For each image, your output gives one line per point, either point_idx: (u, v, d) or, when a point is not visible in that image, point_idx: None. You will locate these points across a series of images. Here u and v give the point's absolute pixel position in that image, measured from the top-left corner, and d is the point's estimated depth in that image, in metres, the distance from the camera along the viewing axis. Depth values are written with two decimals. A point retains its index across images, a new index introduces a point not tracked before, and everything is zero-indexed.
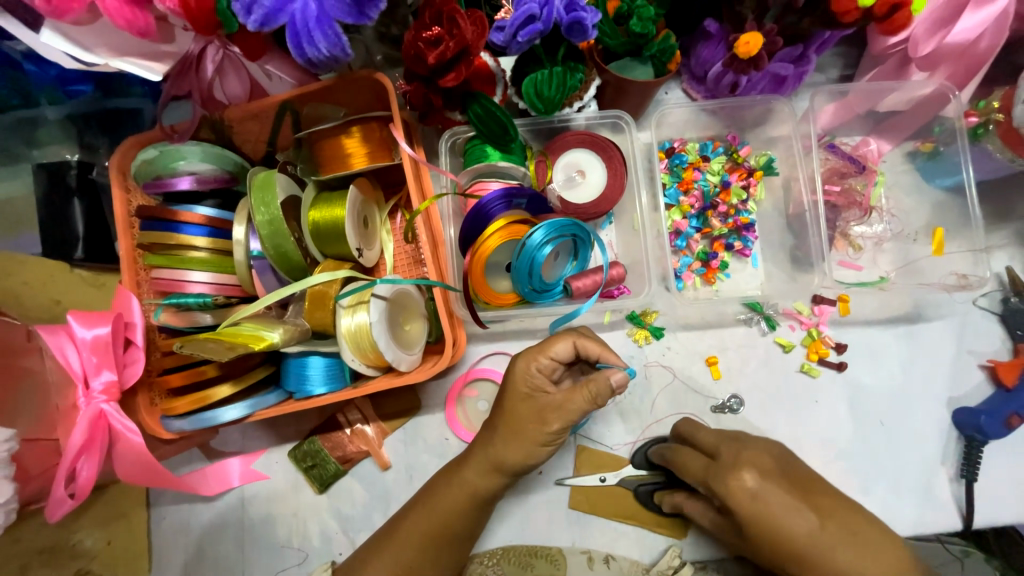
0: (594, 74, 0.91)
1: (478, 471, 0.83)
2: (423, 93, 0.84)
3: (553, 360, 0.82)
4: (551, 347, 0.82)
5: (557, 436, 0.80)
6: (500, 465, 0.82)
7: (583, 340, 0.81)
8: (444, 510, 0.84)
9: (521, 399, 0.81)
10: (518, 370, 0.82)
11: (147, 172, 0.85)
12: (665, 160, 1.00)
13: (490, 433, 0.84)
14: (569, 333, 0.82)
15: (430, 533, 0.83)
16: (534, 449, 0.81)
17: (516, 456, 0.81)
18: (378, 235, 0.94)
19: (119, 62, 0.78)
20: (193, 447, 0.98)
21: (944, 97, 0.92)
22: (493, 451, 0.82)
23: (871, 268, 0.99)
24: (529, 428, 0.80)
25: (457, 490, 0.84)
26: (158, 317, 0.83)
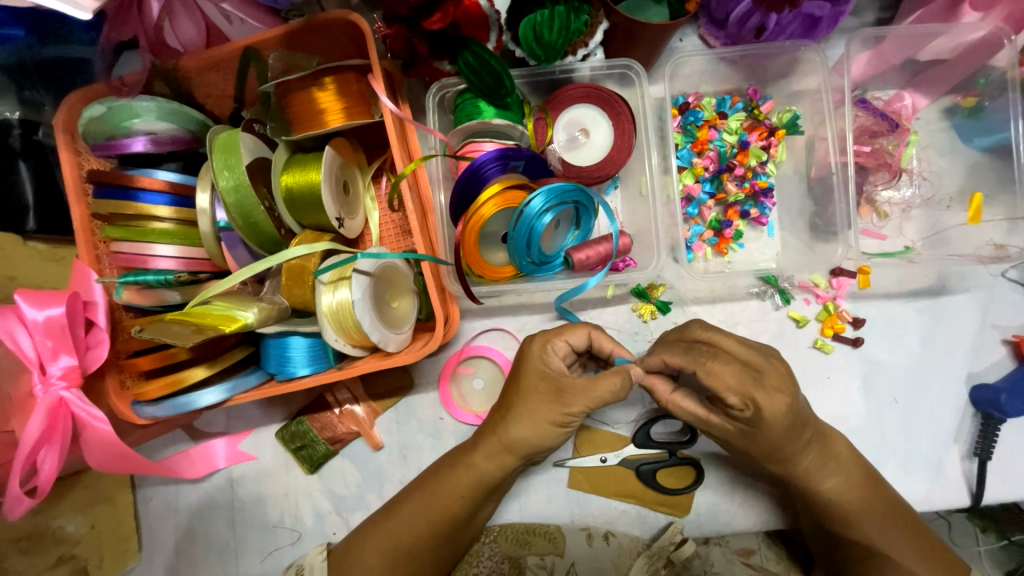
0: (602, 16, 0.80)
1: (487, 455, 0.80)
2: (405, 38, 0.74)
3: (566, 346, 0.78)
4: (567, 333, 0.78)
5: (571, 419, 0.76)
6: (513, 447, 0.78)
7: (599, 333, 0.78)
8: (450, 494, 0.81)
9: (539, 377, 0.77)
10: (534, 351, 0.78)
11: (97, 131, 0.75)
12: (679, 117, 0.90)
13: (505, 409, 0.79)
14: (586, 325, 0.78)
15: (432, 517, 0.80)
16: (546, 430, 0.77)
17: (527, 435, 0.77)
18: (361, 203, 0.85)
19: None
20: (176, 429, 0.93)
21: (997, 42, 0.81)
22: (505, 431, 0.78)
23: (895, 237, 0.92)
24: (544, 408, 0.76)
25: (464, 473, 0.81)
26: (120, 295, 0.74)
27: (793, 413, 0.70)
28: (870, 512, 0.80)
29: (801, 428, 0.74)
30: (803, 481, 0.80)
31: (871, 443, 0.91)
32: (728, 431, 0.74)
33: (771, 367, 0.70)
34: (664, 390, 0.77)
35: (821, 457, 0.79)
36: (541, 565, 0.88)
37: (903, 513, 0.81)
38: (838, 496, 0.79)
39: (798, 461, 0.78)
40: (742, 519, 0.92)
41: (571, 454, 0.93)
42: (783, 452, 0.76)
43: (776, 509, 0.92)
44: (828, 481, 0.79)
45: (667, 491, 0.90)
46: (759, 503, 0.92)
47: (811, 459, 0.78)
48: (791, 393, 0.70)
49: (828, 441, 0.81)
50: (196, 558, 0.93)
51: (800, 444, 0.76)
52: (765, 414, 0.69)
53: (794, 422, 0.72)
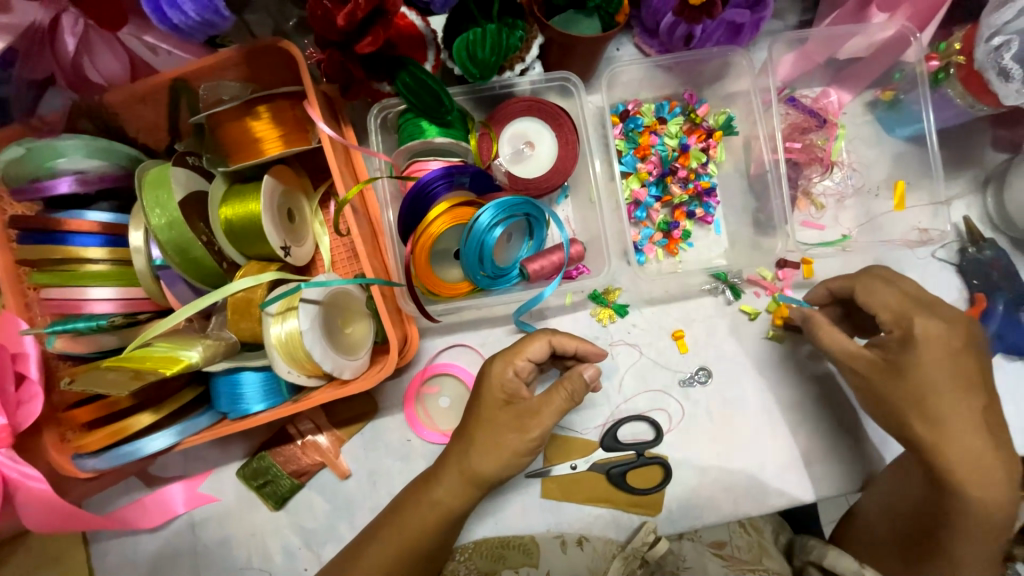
0: (536, 31, 0.82)
1: (450, 488, 0.79)
2: (339, 62, 0.73)
3: (528, 362, 0.79)
4: (527, 349, 0.79)
5: (535, 445, 0.77)
6: (476, 478, 0.78)
7: (559, 338, 0.80)
8: (416, 530, 0.79)
9: (500, 407, 0.77)
10: (495, 374, 0.78)
11: (20, 172, 0.71)
12: (620, 124, 0.93)
13: (467, 442, 0.78)
14: (545, 333, 0.79)
15: (401, 553, 0.78)
16: (511, 460, 0.77)
17: (493, 467, 0.76)
18: (309, 229, 0.84)
19: None
20: (130, 477, 0.89)
21: (906, 39, 0.86)
22: (469, 463, 0.77)
23: (833, 226, 0.97)
24: (508, 438, 0.76)
25: (428, 508, 0.79)
26: (52, 344, 0.71)
27: (951, 341, 0.75)
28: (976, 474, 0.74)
29: None
30: None
31: (826, 424, 0.95)
32: None
33: None
34: (826, 320, 0.82)
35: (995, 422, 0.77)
36: None
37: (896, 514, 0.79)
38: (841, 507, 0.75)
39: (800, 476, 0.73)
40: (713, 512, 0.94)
41: (542, 464, 0.93)
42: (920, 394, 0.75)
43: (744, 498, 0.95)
44: None
45: (636, 491, 0.91)
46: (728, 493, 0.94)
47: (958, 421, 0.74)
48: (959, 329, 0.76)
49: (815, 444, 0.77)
50: None
51: None
52: None
53: None
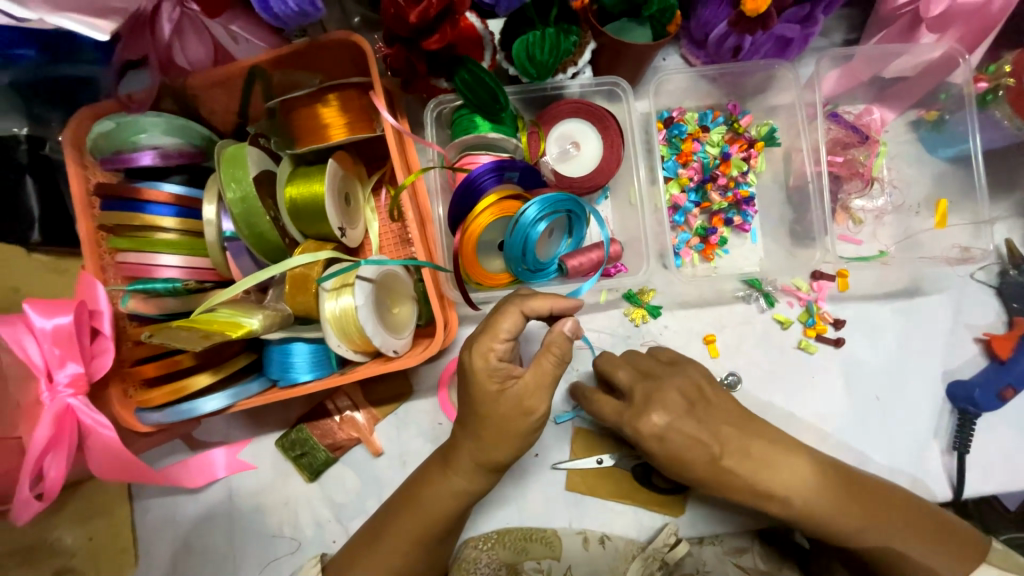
0: (589, 37, 0.85)
1: (465, 474, 0.77)
2: (405, 57, 0.77)
3: (507, 341, 0.71)
4: (501, 330, 0.71)
5: (540, 423, 0.74)
6: (491, 463, 0.76)
7: (529, 304, 0.71)
8: (430, 513, 0.78)
9: (496, 397, 0.72)
10: (480, 365, 0.72)
11: (105, 145, 0.78)
12: (664, 130, 0.95)
13: (473, 431, 0.76)
14: (513, 304, 0.71)
15: (417, 536, 0.78)
16: (519, 442, 0.75)
17: (508, 452, 0.75)
18: (361, 214, 0.88)
19: (55, 18, 0.67)
20: (176, 439, 0.94)
21: (953, 61, 0.87)
22: (480, 455, 0.75)
23: (870, 242, 0.98)
24: (511, 424, 0.73)
25: (444, 491, 0.79)
26: (125, 304, 0.76)
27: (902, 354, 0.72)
28: (845, 511, 0.76)
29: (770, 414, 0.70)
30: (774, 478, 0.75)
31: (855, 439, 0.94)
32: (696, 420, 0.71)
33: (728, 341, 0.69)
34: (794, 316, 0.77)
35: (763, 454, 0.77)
36: (538, 569, 0.89)
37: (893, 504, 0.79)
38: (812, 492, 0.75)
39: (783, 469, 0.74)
40: (736, 517, 0.94)
41: (567, 456, 0.95)
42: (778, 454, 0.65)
43: None
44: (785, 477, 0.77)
45: (660, 489, 0.92)
46: None
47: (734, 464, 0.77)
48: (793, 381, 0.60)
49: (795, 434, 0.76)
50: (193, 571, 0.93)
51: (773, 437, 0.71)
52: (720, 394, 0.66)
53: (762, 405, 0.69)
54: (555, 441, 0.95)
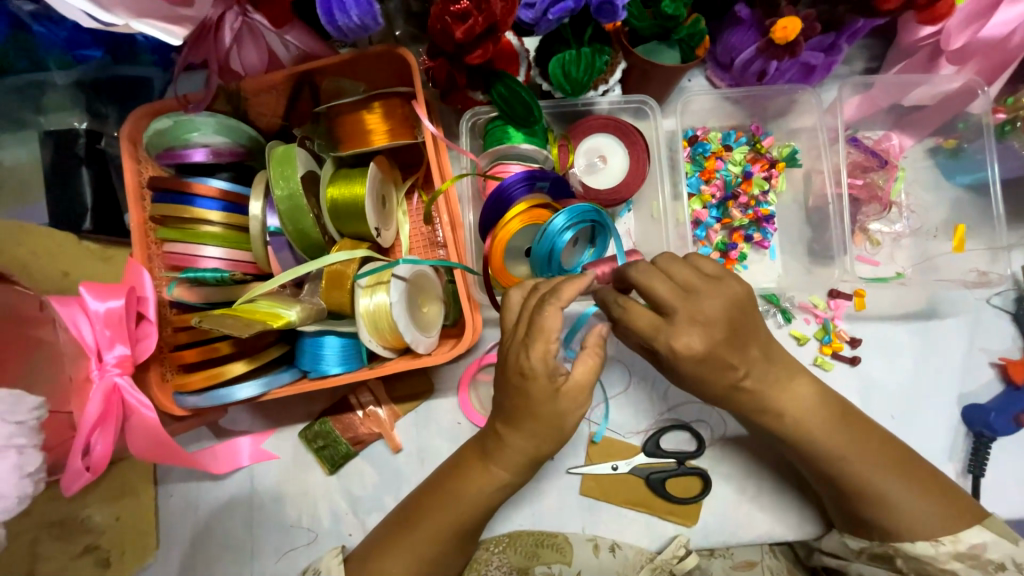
0: (620, 57, 0.90)
1: (507, 466, 0.78)
2: (447, 70, 0.82)
3: (556, 338, 0.70)
4: (551, 329, 0.69)
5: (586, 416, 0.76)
6: (534, 457, 0.78)
7: (562, 294, 0.69)
8: (471, 503, 0.80)
9: (549, 395, 0.72)
10: (537, 367, 0.70)
11: (159, 142, 0.83)
12: (688, 148, 0.99)
13: (517, 428, 0.75)
14: (552, 301, 0.69)
15: (457, 529, 0.79)
16: (565, 434, 0.76)
17: (553, 446, 0.77)
18: (394, 216, 0.92)
19: (137, 24, 0.72)
20: (202, 426, 0.97)
21: (972, 92, 0.90)
22: (526, 448, 0.77)
23: (887, 263, 1.00)
24: (562, 420, 0.74)
25: (483, 482, 0.79)
26: (171, 291, 0.81)
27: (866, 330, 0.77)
28: (840, 437, 0.78)
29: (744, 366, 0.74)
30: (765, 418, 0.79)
31: None
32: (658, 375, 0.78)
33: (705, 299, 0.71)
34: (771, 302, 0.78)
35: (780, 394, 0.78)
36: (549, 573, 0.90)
37: (899, 454, 0.80)
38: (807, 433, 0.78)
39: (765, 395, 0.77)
40: (749, 531, 0.95)
41: (583, 461, 0.96)
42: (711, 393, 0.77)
43: (780, 521, 0.95)
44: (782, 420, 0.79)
45: (675, 499, 0.93)
46: (764, 513, 0.95)
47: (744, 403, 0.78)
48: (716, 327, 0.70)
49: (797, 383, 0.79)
50: (212, 557, 0.95)
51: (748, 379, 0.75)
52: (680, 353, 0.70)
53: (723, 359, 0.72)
54: (571, 446, 0.97)
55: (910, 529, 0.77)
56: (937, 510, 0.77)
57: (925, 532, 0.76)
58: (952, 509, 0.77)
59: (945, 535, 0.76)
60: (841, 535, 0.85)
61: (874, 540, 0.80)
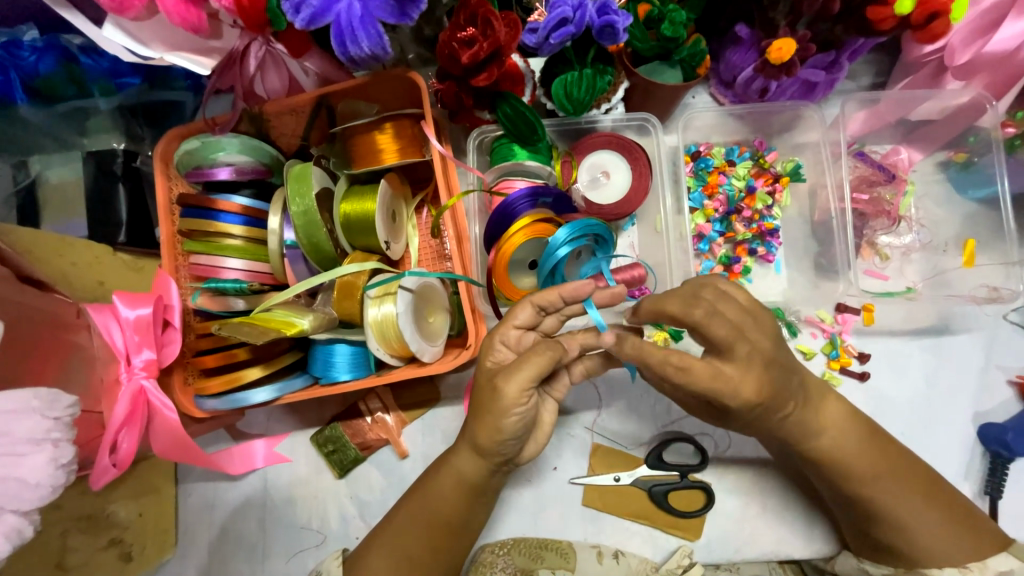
0: (623, 77, 0.92)
1: (465, 457, 0.81)
2: (455, 92, 0.86)
3: (518, 328, 0.78)
4: (512, 315, 0.78)
5: (523, 411, 0.74)
6: (478, 448, 0.78)
7: (539, 296, 0.77)
8: (436, 498, 0.82)
9: (488, 376, 0.76)
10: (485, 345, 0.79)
11: (188, 162, 0.89)
12: (691, 163, 1.00)
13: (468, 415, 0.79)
14: (526, 297, 0.78)
15: (427, 521, 0.82)
16: (500, 426, 0.74)
17: (487, 437, 0.75)
18: (404, 230, 0.96)
19: (171, 56, 0.80)
20: (221, 428, 1.02)
21: (980, 107, 0.90)
22: (469, 433, 0.78)
23: (897, 278, 0.98)
24: (487, 404, 0.74)
25: (446, 477, 0.82)
26: (195, 300, 0.87)
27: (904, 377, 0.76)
28: (862, 459, 0.76)
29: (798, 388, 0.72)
30: (797, 440, 0.76)
31: None
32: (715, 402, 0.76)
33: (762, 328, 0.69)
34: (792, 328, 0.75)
35: (821, 413, 0.76)
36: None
37: (924, 477, 0.77)
38: (837, 457, 0.76)
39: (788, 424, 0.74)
40: (754, 547, 0.94)
41: (585, 472, 0.97)
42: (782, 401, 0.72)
43: (786, 538, 0.94)
44: (821, 441, 0.76)
45: (678, 513, 0.93)
46: (770, 530, 0.94)
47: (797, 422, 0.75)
48: (775, 337, 0.69)
49: (823, 400, 0.77)
50: (227, 556, 0.99)
51: (788, 410, 0.72)
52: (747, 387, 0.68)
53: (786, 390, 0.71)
54: (573, 456, 0.98)
55: (933, 554, 0.74)
56: (961, 535, 0.74)
57: (949, 556, 0.73)
58: (973, 535, 0.74)
59: (971, 561, 0.73)
60: (858, 561, 0.82)
61: (897, 567, 0.76)
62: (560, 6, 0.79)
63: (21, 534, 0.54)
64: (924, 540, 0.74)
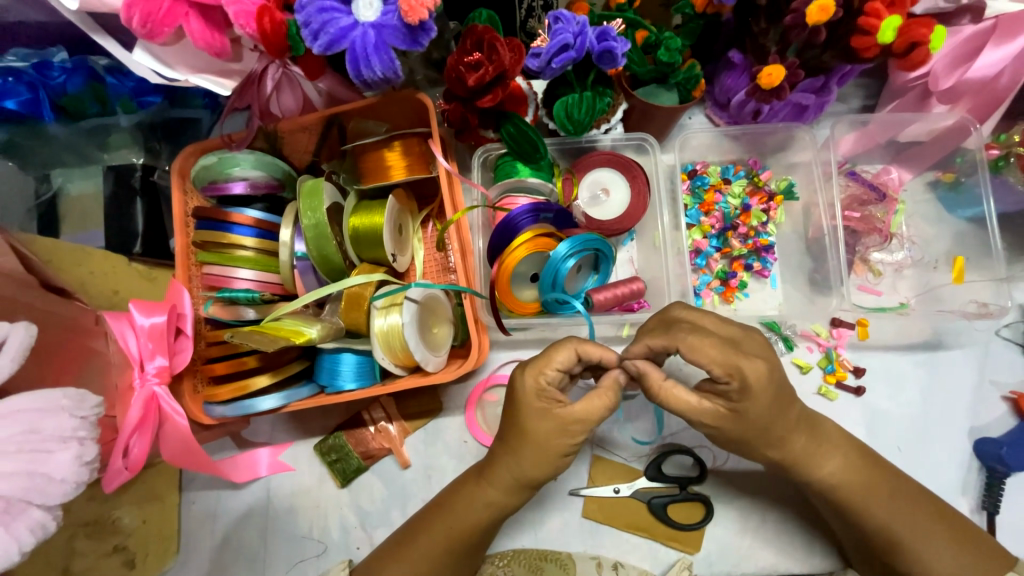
0: (622, 98, 0.96)
1: (503, 489, 0.78)
2: (461, 112, 0.90)
3: (559, 372, 0.73)
4: (553, 357, 0.72)
5: (577, 445, 0.75)
6: (526, 481, 0.77)
7: (585, 345, 0.73)
8: (466, 522, 0.79)
9: (541, 416, 0.72)
10: (526, 387, 0.72)
11: (204, 176, 0.93)
12: (688, 181, 1.04)
13: (510, 450, 0.76)
14: (570, 342, 0.73)
15: (451, 544, 0.79)
16: (557, 460, 0.75)
17: (542, 471, 0.76)
18: (410, 243, 0.99)
19: (195, 78, 0.84)
20: (225, 436, 1.03)
21: (965, 129, 0.93)
22: (517, 469, 0.76)
23: (891, 293, 1.01)
24: (553, 444, 0.73)
25: (479, 502, 0.80)
26: (208, 309, 0.90)
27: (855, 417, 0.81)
28: (875, 494, 0.76)
29: (787, 398, 0.72)
30: (799, 468, 0.77)
31: None
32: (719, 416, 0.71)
33: (748, 338, 0.71)
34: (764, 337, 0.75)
35: (821, 441, 0.77)
36: None
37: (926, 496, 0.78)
38: (839, 481, 0.76)
39: (792, 444, 0.75)
40: (754, 562, 0.94)
41: (585, 483, 0.98)
42: (778, 431, 0.73)
43: (787, 553, 0.94)
44: (826, 467, 0.76)
45: (677, 526, 0.93)
46: (770, 543, 0.94)
47: (802, 442, 0.75)
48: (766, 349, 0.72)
49: (817, 421, 0.78)
50: (227, 565, 0.99)
51: (788, 423, 0.73)
52: (751, 385, 0.67)
53: (780, 392, 0.71)
54: (573, 467, 0.99)
55: None
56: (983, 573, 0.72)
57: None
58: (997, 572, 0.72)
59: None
60: None
61: None
62: (561, 34, 0.83)
63: (44, 529, 0.54)
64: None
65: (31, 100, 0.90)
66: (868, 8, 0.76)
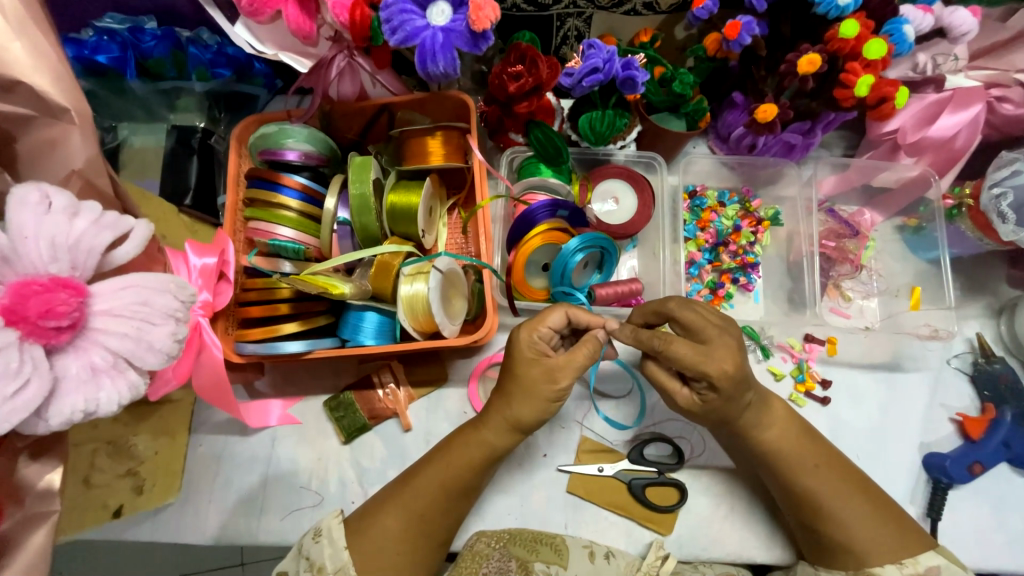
0: (637, 122, 1.10)
1: (497, 430, 0.90)
2: (499, 115, 1.06)
3: (550, 329, 0.91)
4: (547, 318, 0.90)
5: (560, 393, 0.88)
6: (517, 425, 0.89)
7: (575, 310, 0.91)
8: (460, 463, 0.90)
9: (531, 362, 0.88)
10: (521, 338, 0.89)
11: (261, 143, 1.02)
12: (689, 200, 1.19)
13: (507, 396, 0.89)
14: (561, 306, 0.91)
15: (444, 484, 0.89)
16: (546, 407, 0.88)
17: (531, 414, 0.88)
18: (436, 225, 1.10)
19: (281, 55, 0.98)
20: (239, 385, 1.09)
21: (927, 180, 1.09)
22: (509, 412, 0.88)
23: (857, 317, 1.15)
24: (540, 387, 0.87)
25: (476, 445, 0.90)
26: (251, 258, 1.00)
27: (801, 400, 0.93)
28: (803, 464, 0.87)
29: (747, 388, 0.84)
30: (743, 432, 0.89)
31: None
32: (690, 402, 0.88)
33: (722, 342, 0.82)
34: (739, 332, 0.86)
35: (762, 411, 0.89)
36: (547, 572, 0.91)
37: (855, 476, 0.89)
38: (776, 447, 0.88)
39: (739, 416, 0.87)
40: (720, 546, 1.01)
41: (572, 460, 1.06)
42: (736, 410, 0.86)
43: (751, 542, 1.01)
44: (765, 434, 0.88)
45: (653, 506, 1.01)
46: (736, 532, 1.02)
47: (752, 413, 0.88)
48: (737, 351, 0.83)
49: (767, 396, 0.91)
50: (223, 505, 1.04)
51: (740, 408, 0.85)
52: (715, 382, 0.81)
53: (743, 382, 0.83)
54: (563, 444, 1.07)
55: (869, 552, 0.83)
56: (893, 532, 0.84)
57: (887, 554, 0.83)
58: (909, 551, 0.83)
59: (905, 557, 0.82)
60: (815, 568, 0.89)
61: (848, 570, 0.84)
62: (592, 58, 0.97)
63: None
64: (858, 538, 0.84)
65: (120, 58, 1.02)
66: (848, 66, 0.90)
